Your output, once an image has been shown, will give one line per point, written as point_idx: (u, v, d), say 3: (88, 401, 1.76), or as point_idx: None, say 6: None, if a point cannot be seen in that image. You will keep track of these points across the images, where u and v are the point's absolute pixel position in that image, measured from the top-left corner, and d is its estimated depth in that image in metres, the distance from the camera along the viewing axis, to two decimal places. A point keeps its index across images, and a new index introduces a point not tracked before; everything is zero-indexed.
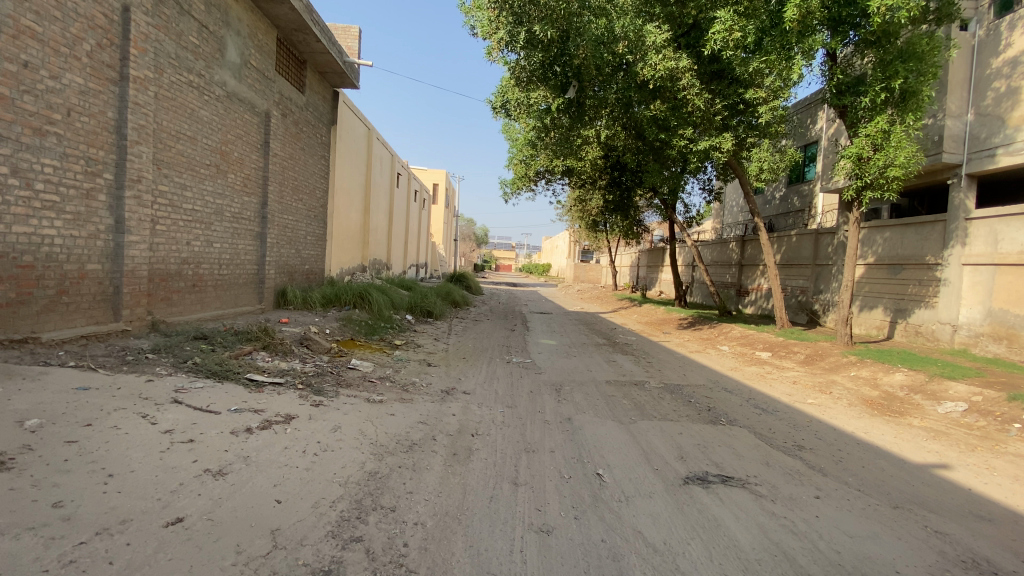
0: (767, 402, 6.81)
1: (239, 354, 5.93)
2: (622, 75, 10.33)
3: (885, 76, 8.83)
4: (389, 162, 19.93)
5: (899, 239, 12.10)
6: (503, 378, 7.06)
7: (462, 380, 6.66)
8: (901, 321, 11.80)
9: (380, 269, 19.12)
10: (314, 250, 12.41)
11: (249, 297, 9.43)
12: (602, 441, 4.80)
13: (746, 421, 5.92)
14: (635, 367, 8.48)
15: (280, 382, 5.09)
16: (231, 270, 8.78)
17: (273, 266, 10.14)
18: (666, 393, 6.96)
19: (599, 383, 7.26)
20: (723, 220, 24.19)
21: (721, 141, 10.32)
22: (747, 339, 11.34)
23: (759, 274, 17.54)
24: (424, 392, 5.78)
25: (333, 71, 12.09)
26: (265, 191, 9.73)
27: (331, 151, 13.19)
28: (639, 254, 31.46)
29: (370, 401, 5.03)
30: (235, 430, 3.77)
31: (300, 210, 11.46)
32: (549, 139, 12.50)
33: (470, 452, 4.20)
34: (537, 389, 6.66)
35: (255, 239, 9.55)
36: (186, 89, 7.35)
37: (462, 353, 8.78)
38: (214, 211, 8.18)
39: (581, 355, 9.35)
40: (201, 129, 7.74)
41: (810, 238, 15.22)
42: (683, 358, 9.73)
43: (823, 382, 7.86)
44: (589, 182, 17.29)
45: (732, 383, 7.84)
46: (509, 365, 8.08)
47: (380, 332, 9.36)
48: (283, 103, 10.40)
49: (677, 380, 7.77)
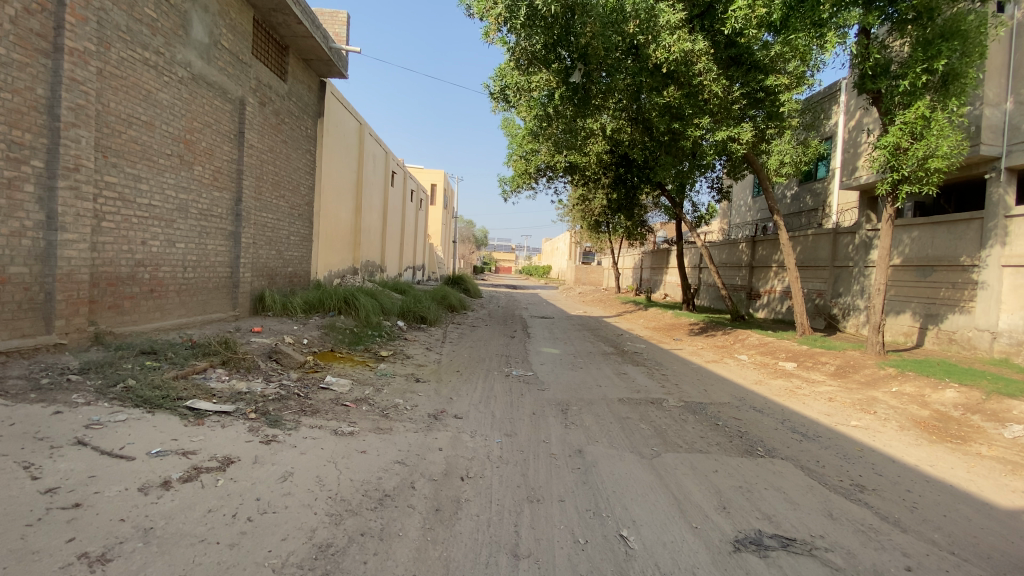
0: (806, 426, 5.89)
1: (187, 373, 5.00)
2: (632, 59, 9.46)
3: (927, 57, 7.92)
4: (383, 159, 19.02)
5: (929, 238, 11.19)
6: (502, 397, 6.15)
7: (453, 400, 5.75)
8: (931, 327, 10.90)
9: (372, 271, 18.18)
10: (298, 252, 11.52)
11: (221, 303, 8.52)
12: (623, 485, 3.88)
13: (788, 452, 5.01)
14: (649, 381, 7.57)
15: (228, 411, 4.16)
16: (199, 273, 7.86)
17: (250, 269, 9.23)
18: (689, 414, 6.05)
19: (611, 402, 6.35)
20: (731, 220, 23.33)
21: (739, 132, 9.49)
22: (768, 347, 10.43)
23: (771, 277, 16.65)
24: (406, 418, 4.88)
25: (318, 58, 11.23)
26: (240, 185, 8.82)
27: (318, 145, 12.32)
28: (643, 256, 30.55)
29: (338, 433, 4.13)
30: (146, 485, 2.88)
31: (282, 208, 10.56)
32: (551, 130, 11.59)
33: (457, 506, 3.30)
34: (540, 411, 5.74)
35: (228, 238, 8.64)
36: (140, 67, 6.48)
37: (455, 365, 7.85)
38: (176, 207, 7.28)
39: (588, 367, 8.43)
40: (159, 114, 6.86)
41: (828, 238, 14.29)
42: (699, 369, 8.83)
43: (863, 400, 6.95)
44: (593, 180, 16.40)
45: (760, 400, 6.92)
46: (508, 380, 7.17)
47: (366, 341, 8.44)
48: (262, 90, 9.51)
49: (698, 397, 6.85)
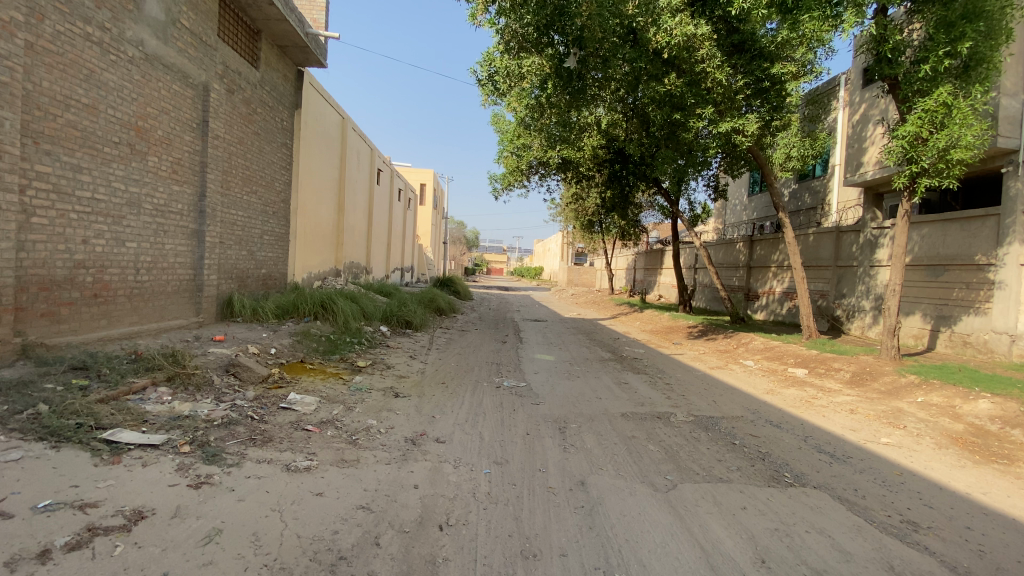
0: (832, 444, 5.26)
1: (119, 396, 4.25)
2: (631, 45, 8.81)
3: (949, 39, 7.39)
4: (367, 156, 18.19)
5: (940, 236, 10.67)
6: (491, 414, 5.45)
7: (435, 420, 5.04)
8: (944, 329, 10.38)
9: (356, 273, 17.37)
10: (273, 252, 10.73)
11: (182, 309, 7.72)
12: (637, 531, 3.20)
13: (820, 479, 4.36)
14: (652, 392, 6.92)
15: (155, 444, 3.43)
16: (154, 275, 7.07)
17: (216, 271, 8.45)
18: (701, 432, 5.40)
19: (613, 418, 5.67)
20: (726, 219, 22.85)
21: (744, 123, 8.84)
22: (774, 352, 9.83)
23: (771, 277, 16.10)
24: (378, 444, 4.17)
25: (294, 45, 10.46)
26: (204, 179, 8.02)
27: (295, 139, 11.54)
28: (636, 256, 30.03)
29: (290, 469, 3.40)
30: (13, 560, 2.21)
31: (253, 205, 9.78)
32: (544, 120, 10.90)
33: (432, 569, 2.60)
34: (534, 430, 5.05)
35: (191, 237, 7.85)
36: (81, 43, 5.72)
37: (440, 376, 7.12)
38: (127, 202, 6.50)
39: (585, 375, 7.75)
40: (105, 97, 6.09)
41: (830, 237, 13.75)
42: (704, 377, 8.20)
43: (888, 412, 6.35)
44: (586, 177, 15.72)
45: (776, 413, 6.29)
46: (499, 392, 6.47)
47: (342, 350, 7.73)
48: (230, 76, 8.73)
49: (709, 410, 6.19)
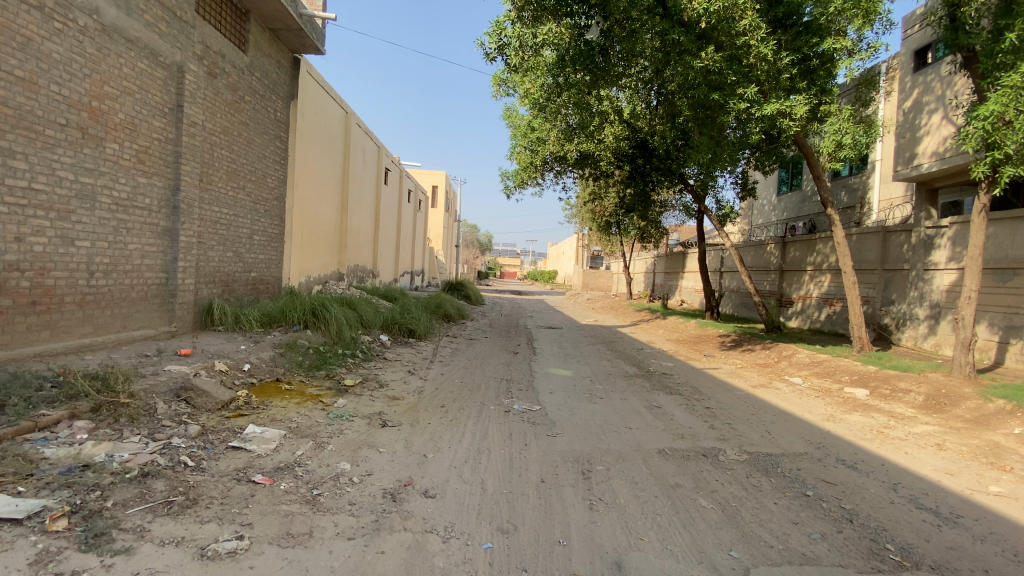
0: (932, 497, 4.13)
1: (14, 437, 3.36)
2: (662, 13, 7.69)
3: None
4: (374, 154, 17.30)
5: (1009, 236, 9.35)
6: (498, 451, 4.41)
7: (426, 462, 4.00)
8: (1017, 341, 9.07)
9: (361, 277, 16.45)
10: (265, 254, 9.84)
11: (152, 318, 6.83)
12: None
13: (934, 554, 3.24)
14: (691, 418, 5.82)
15: (18, 517, 2.50)
16: (114, 280, 6.16)
17: (194, 274, 7.54)
18: (761, 477, 4.30)
19: (649, 457, 4.58)
20: (753, 221, 21.57)
21: (791, 105, 7.65)
22: (825, 367, 8.61)
23: (806, 281, 14.80)
24: (345, 505, 3.14)
25: (286, 28, 9.58)
26: (179, 171, 7.13)
27: (291, 132, 10.65)
28: (655, 260, 28.82)
29: (204, 558, 2.40)
30: None
31: (240, 202, 8.90)
32: (561, 100, 9.75)
33: None
34: (552, 476, 3.98)
35: (163, 236, 6.96)
36: (15, 7, 4.91)
37: (439, 397, 6.10)
38: (77, 193, 5.64)
39: (609, 396, 6.67)
40: (46, 71, 5.25)
41: (876, 237, 12.44)
42: (747, 397, 7.07)
43: (985, 448, 5.17)
44: (605, 174, 14.62)
45: (845, 448, 5.15)
46: (508, 419, 5.43)
47: (330, 364, 6.76)
48: (211, 58, 7.85)
49: (764, 445, 5.07)
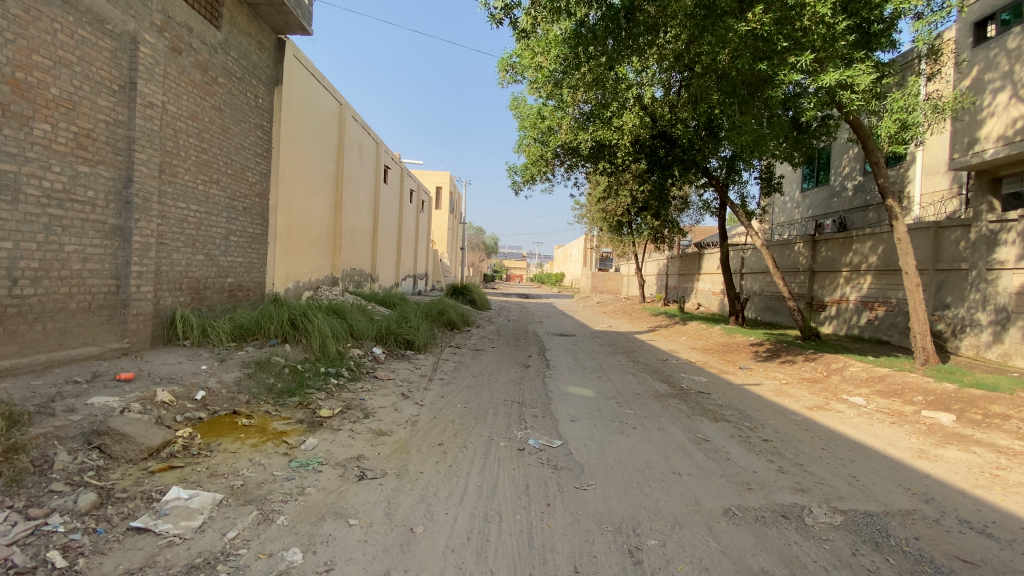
0: None
1: None
2: None
3: None
4: (372, 151, 16.24)
5: None
6: (515, 520, 3.24)
7: (413, 544, 2.85)
8: None
9: (358, 282, 15.34)
10: (243, 257, 8.74)
11: (101, 332, 5.75)
12: None
13: None
14: (751, 459, 4.62)
15: None
16: (47, 288, 5.10)
17: (153, 280, 6.46)
18: (874, 555, 3.11)
19: (715, 525, 3.39)
20: (776, 220, 20.28)
21: (852, 76, 6.47)
22: (888, 384, 7.37)
23: (841, 283, 13.54)
24: None
25: (267, 4, 8.52)
26: (132, 159, 6.06)
27: (276, 122, 9.60)
28: (670, 262, 27.54)
29: None
30: None
31: (214, 198, 7.83)
32: (578, 77, 8.54)
33: None
34: (589, 564, 2.82)
35: (115, 236, 5.90)
36: None
37: (437, 430, 4.95)
38: None
39: (643, 426, 5.48)
40: None
41: (925, 234, 11.19)
42: (808, 424, 5.87)
43: None
44: (621, 167, 13.43)
45: (962, 502, 3.94)
46: (523, 462, 4.26)
47: (308, 388, 5.64)
48: (174, 31, 6.77)
49: (856, 498, 3.89)
